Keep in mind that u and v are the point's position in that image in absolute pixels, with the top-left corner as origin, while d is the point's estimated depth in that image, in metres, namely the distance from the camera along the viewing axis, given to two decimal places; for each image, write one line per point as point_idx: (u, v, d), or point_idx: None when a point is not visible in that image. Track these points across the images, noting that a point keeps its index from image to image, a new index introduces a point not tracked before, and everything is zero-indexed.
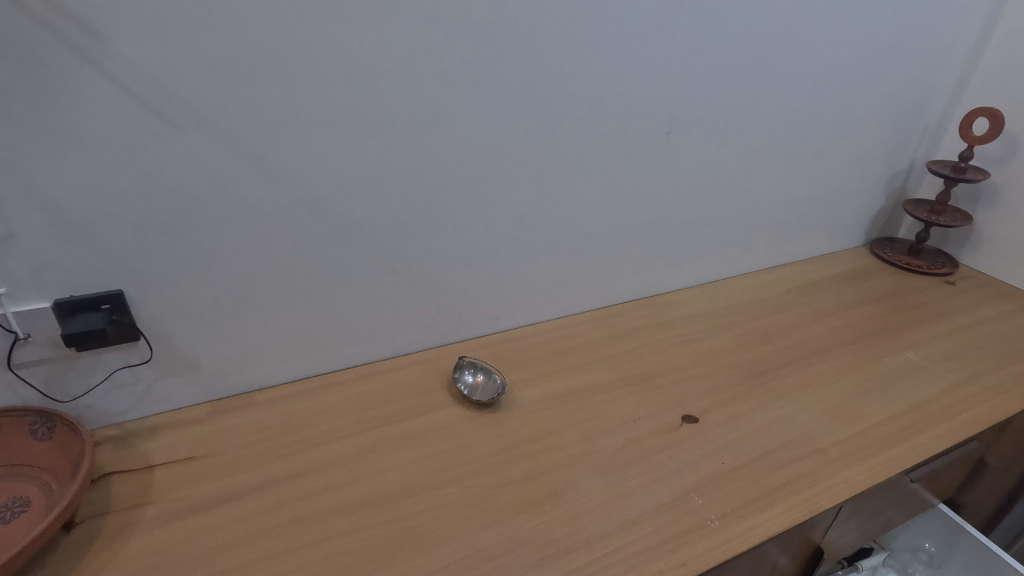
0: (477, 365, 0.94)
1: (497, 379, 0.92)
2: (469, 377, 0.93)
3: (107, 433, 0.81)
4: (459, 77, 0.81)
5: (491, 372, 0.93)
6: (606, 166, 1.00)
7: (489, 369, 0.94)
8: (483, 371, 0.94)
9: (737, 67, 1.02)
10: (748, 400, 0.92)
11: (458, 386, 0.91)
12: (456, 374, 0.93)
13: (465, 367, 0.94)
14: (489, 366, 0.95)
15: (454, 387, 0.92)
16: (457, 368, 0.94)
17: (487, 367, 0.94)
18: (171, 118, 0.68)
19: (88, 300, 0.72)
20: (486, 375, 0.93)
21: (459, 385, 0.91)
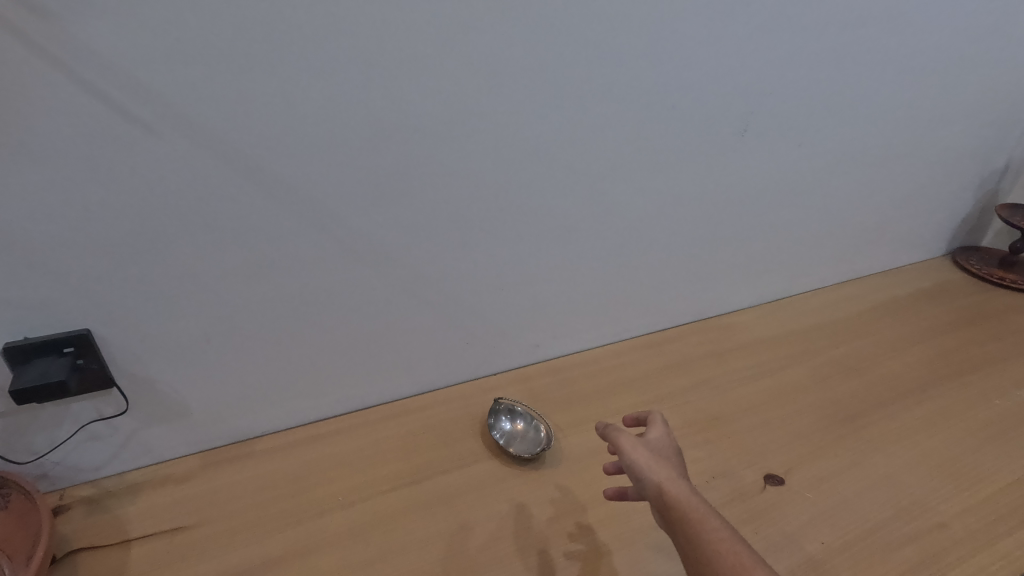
0: (515, 410, 0.81)
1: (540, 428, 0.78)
2: (506, 424, 0.79)
3: (78, 495, 0.68)
4: (502, 65, 0.65)
5: (534, 420, 0.79)
6: (667, 171, 0.84)
7: (530, 416, 0.80)
8: (522, 419, 0.80)
9: (824, 52, 0.86)
10: (841, 454, 0.77)
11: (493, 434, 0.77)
12: (491, 421, 0.79)
13: (501, 411, 0.80)
14: (530, 411, 0.81)
15: (487, 437, 0.78)
16: (491, 414, 0.80)
17: (528, 414, 0.80)
18: (143, 118, 0.53)
19: (47, 343, 0.59)
20: (526, 423, 0.79)
21: (495, 435, 0.77)
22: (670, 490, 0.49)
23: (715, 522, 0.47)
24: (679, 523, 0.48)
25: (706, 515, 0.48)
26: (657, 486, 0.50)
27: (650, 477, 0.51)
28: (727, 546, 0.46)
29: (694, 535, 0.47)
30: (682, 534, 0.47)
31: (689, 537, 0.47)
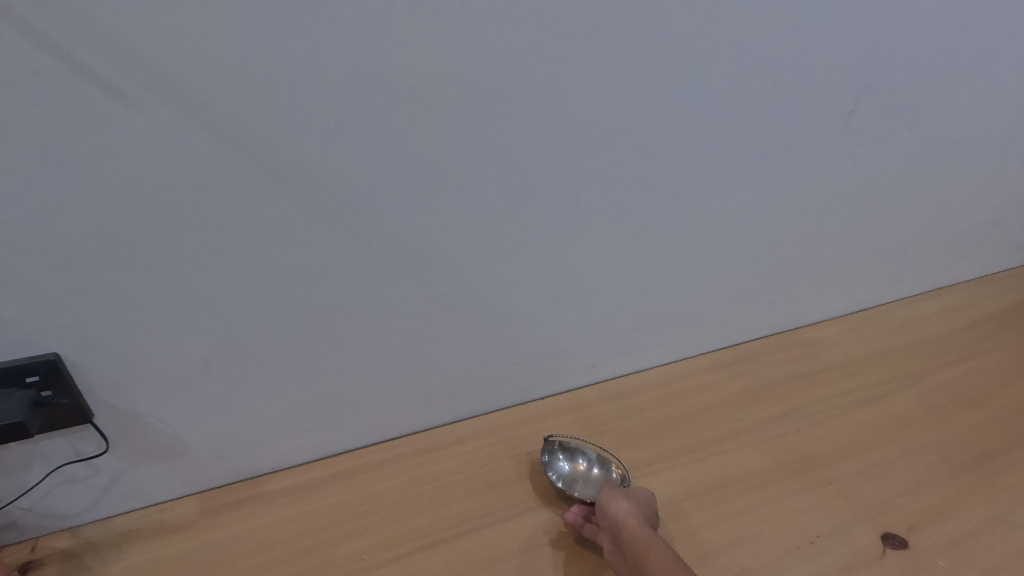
0: (573, 447, 0.68)
1: (609, 468, 0.65)
2: (564, 464, 0.66)
3: (54, 544, 0.57)
4: (582, 22, 0.50)
5: (598, 458, 0.66)
6: (760, 163, 0.69)
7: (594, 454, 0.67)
8: (584, 459, 0.66)
9: (969, 15, 0.69)
10: (974, 511, 0.63)
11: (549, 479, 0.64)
12: (546, 460, 0.67)
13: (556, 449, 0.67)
14: (593, 447, 0.68)
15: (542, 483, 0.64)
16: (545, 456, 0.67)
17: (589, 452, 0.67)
18: (113, 84, 0.39)
19: (5, 372, 0.47)
20: (591, 462, 0.66)
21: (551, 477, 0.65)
22: (630, 522, 0.54)
23: (659, 547, 0.51)
24: (632, 549, 0.51)
25: (658, 544, 0.51)
26: (621, 517, 0.55)
27: (616, 508, 0.56)
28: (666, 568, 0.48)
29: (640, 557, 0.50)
30: (634, 554, 0.51)
31: (637, 558, 0.50)
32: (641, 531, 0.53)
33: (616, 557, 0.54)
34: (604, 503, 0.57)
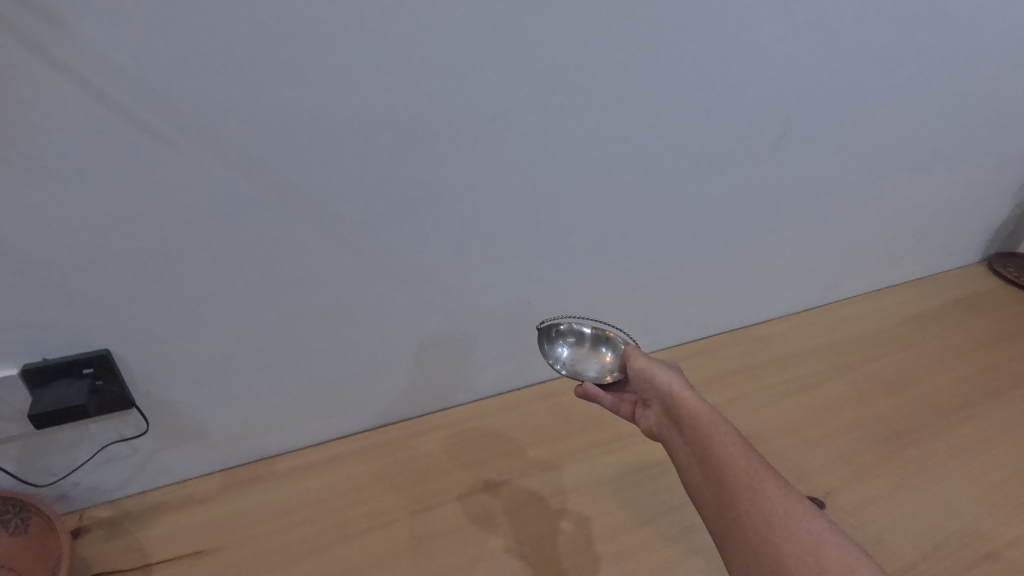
0: (574, 331, 0.70)
1: (612, 345, 0.67)
2: (563, 351, 0.70)
3: (97, 514, 0.66)
4: (537, 73, 0.61)
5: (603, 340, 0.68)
6: (702, 183, 0.80)
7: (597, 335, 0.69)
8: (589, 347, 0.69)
9: (872, 55, 0.81)
10: (883, 480, 0.74)
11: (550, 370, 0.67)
12: (545, 351, 0.71)
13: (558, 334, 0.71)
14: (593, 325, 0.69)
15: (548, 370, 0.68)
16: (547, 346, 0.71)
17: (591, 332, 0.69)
18: (162, 133, 0.51)
19: (66, 365, 0.57)
20: (590, 344, 0.69)
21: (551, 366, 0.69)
22: (686, 398, 0.54)
23: (727, 429, 0.51)
24: (693, 423, 0.52)
25: (725, 423, 0.52)
26: (674, 389, 0.55)
27: (664, 379, 0.56)
28: (737, 453, 0.49)
29: (706, 436, 0.51)
30: (696, 429, 0.52)
31: (699, 434, 0.51)
32: (705, 410, 0.53)
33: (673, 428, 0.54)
34: (648, 376, 0.57)
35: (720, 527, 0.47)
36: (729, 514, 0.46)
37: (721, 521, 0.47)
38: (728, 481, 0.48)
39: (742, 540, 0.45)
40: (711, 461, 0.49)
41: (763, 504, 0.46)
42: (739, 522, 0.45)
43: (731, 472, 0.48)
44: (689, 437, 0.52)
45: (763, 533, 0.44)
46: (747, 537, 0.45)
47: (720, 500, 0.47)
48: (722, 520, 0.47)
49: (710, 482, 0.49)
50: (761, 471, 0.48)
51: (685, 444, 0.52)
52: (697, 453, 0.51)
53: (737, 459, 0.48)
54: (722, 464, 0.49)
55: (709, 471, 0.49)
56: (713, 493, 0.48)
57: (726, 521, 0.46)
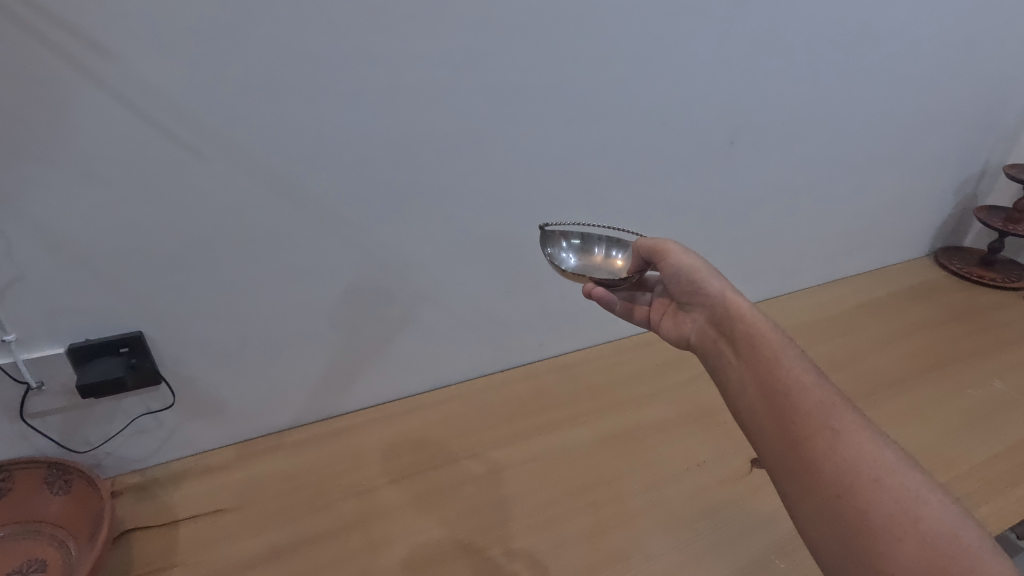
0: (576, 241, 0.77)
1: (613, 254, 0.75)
2: (569, 257, 0.76)
3: (127, 482, 0.75)
4: (503, 90, 0.73)
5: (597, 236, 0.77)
6: (658, 184, 0.92)
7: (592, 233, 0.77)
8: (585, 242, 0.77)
9: (803, 72, 0.93)
10: None
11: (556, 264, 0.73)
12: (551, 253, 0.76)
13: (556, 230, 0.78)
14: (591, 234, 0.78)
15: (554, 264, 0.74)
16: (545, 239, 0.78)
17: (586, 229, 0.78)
18: (191, 144, 0.61)
19: (105, 344, 0.66)
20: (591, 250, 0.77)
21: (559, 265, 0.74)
22: (737, 306, 0.58)
23: (790, 357, 0.53)
24: (748, 335, 0.55)
25: (788, 351, 0.53)
26: (727, 296, 0.59)
27: (716, 287, 0.60)
28: (808, 386, 0.50)
29: (770, 364, 0.52)
30: (759, 357, 0.53)
31: (761, 360, 0.53)
32: (767, 333, 0.55)
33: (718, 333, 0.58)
34: (696, 283, 0.61)
35: (790, 459, 0.47)
36: (804, 447, 0.47)
37: (791, 454, 0.47)
38: (802, 413, 0.48)
39: (818, 473, 0.45)
40: (779, 392, 0.50)
41: (842, 439, 0.46)
42: (798, 437, 0.47)
43: (808, 403, 0.49)
44: (746, 354, 0.54)
45: (847, 471, 0.45)
46: (827, 473, 0.45)
47: (791, 432, 0.48)
48: (793, 454, 0.47)
49: (778, 415, 0.49)
50: (836, 404, 0.49)
51: (735, 355, 0.55)
52: (755, 370, 0.53)
53: (803, 383, 0.50)
54: (786, 382, 0.51)
55: (759, 387, 0.52)
56: (781, 426, 0.49)
57: (802, 455, 0.47)
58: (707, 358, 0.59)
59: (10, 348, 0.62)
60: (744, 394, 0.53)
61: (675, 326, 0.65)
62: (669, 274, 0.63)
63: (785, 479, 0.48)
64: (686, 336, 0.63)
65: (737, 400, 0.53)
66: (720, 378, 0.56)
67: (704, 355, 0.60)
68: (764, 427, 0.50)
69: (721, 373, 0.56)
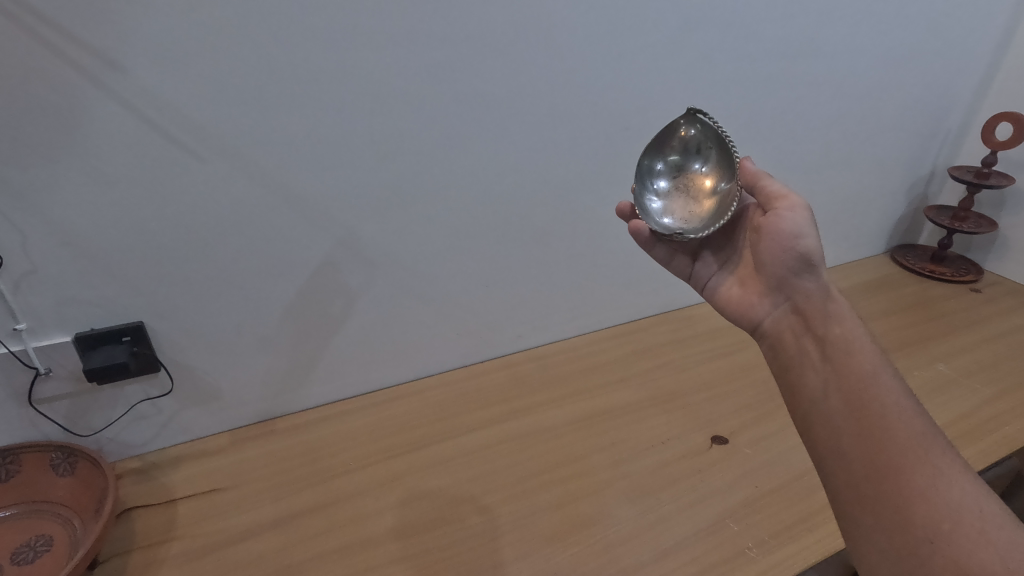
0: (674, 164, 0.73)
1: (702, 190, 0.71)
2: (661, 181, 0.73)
3: (128, 466, 0.80)
4: (479, 98, 0.80)
5: (701, 153, 0.72)
6: (624, 185, 0.99)
7: (705, 146, 0.71)
8: (688, 159, 0.72)
9: (755, 82, 1.01)
10: (779, 419, 0.90)
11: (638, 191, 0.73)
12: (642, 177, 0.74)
13: (666, 138, 0.74)
14: (696, 157, 0.72)
15: (635, 187, 0.74)
16: (650, 148, 0.74)
17: (702, 140, 0.72)
18: (191, 147, 0.67)
19: (109, 333, 0.71)
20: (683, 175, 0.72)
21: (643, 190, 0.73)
22: (828, 306, 0.60)
23: (888, 378, 0.54)
24: (838, 344, 0.57)
25: (885, 374, 0.54)
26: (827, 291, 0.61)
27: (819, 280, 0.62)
28: (907, 414, 0.51)
29: (865, 382, 0.53)
30: (854, 373, 0.54)
31: (851, 375, 0.54)
32: (864, 350, 0.56)
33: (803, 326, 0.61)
34: (805, 262, 0.62)
35: (877, 487, 0.48)
36: (898, 478, 0.48)
37: (881, 483, 0.48)
38: (899, 442, 0.49)
39: (912, 507, 0.46)
40: (875, 413, 0.51)
41: (941, 478, 0.47)
42: (888, 459, 0.49)
43: (906, 432, 0.50)
44: (835, 364, 0.56)
45: (946, 513, 0.46)
46: (923, 510, 0.46)
47: (883, 455, 0.49)
48: (881, 481, 0.48)
49: (873, 442, 0.50)
50: (933, 437, 0.50)
51: (817, 361, 0.57)
52: (842, 383, 0.54)
53: (896, 408, 0.51)
54: (880, 402, 0.52)
55: (844, 401, 0.53)
56: (871, 451, 0.50)
57: (894, 485, 0.48)
58: (785, 353, 0.61)
59: (21, 336, 0.68)
60: (827, 406, 0.54)
61: (743, 305, 0.68)
62: (768, 257, 0.64)
63: (866, 507, 0.49)
64: (760, 320, 0.66)
65: (818, 411, 0.55)
66: (798, 383, 0.58)
67: (779, 346, 0.62)
68: (845, 440, 0.52)
69: (800, 377, 0.58)
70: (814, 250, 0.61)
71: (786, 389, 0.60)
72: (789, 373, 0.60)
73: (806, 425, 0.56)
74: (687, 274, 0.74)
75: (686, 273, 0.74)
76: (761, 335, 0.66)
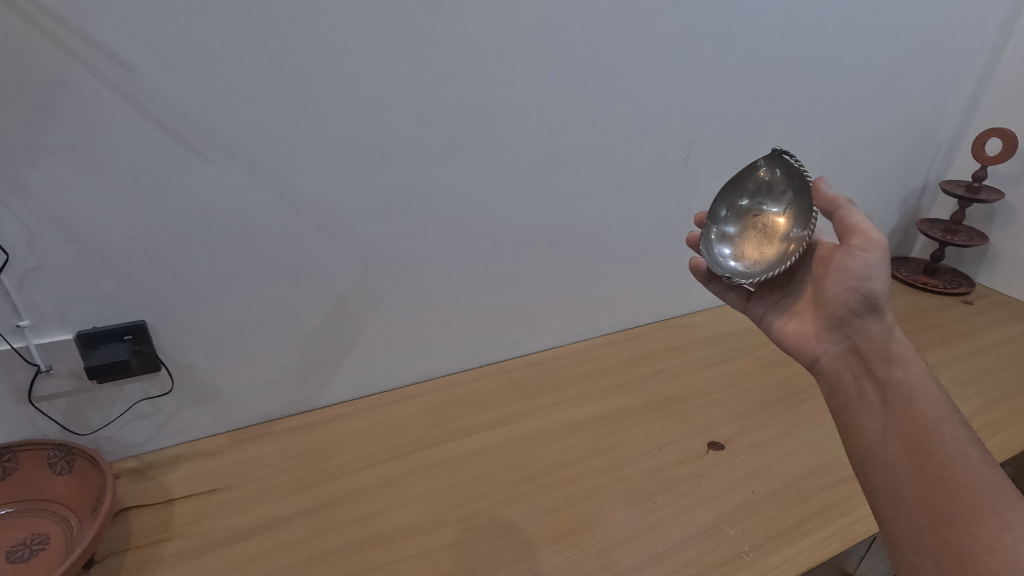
0: (749, 207, 0.77)
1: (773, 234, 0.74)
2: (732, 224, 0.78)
3: (125, 465, 0.80)
4: (481, 106, 0.81)
5: (775, 195, 0.75)
6: (623, 193, 1.01)
7: (779, 188, 0.75)
8: (761, 199, 0.76)
9: (751, 94, 1.03)
10: (774, 426, 0.91)
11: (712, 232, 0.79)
12: (715, 217, 0.80)
13: (742, 180, 0.79)
14: (770, 202, 0.76)
15: (704, 227, 0.80)
16: (726, 191, 0.80)
17: (777, 183, 0.75)
18: (200, 149, 0.68)
19: (111, 331, 0.72)
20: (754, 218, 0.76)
21: (714, 231, 0.79)
22: (889, 347, 0.61)
23: (953, 427, 0.54)
24: (895, 387, 0.58)
25: (948, 422, 0.55)
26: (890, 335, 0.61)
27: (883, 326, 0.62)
28: (972, 465, 0.51)
29: (927, 429, 0.54)
30: (916, 420, 0.55)
31: (913, 421, 0.55)
32: (926, 396, 0.57)
33: (861, 370, 0.61)
34: (871, 303, 0.62)
35: (940, 536, 0.49)
36: (963, 529, 0.49)
37: (944, 533, 0.49)
38: (963, 493, 0.50)
39: (978, 558, 0.47)
40: (937, 462, 0.52)
41: (1009, 532, 0.48)
42: (953, 511, 0.49)
43: (971, 484, 0.50)
44: (895, 410, 0.56)
45: (1015, 566, 0.45)
46: (989, 562, 0.46)
47: (947, 506, 0.50)
48: (944, 532, 0.49)
49: (935, 491, 0.51)
50: (1000, 492, 0.50)
51: (875, 404, 0.58)
52: (903, 429, 0.55)
53: (959, 458, 0.52)
54: (945, 453, 0.52)
55: (905, 450, 0.54)
56: (934, 501, 0.51)
57: (957, 536, 0.48)
58: (842, 393, 0.61)
59: (23, 332, 0.68)
60: (887, 450, 0.55)
61: (802, 342, 0.68)
62: (829, 295, 0.65)
63: (927, 556, 0.49)
64: (815, 357, 0.66)
65: (877, 456, 0.55)
66: (855, 425, 0.58)
67: (835, 386, 0.62)
68: (907, 488, 0.52)
69: (856, 422, 0.58)
70: (879, 292, 0.62)
71: (842, 430, 0.60)
72: (845, 413, 0.60)
73: (863, 468, 0.56)
74: (741, 307, 0.76)
75: (740, 307, 0.76)
76: (817, 372, 0.66)
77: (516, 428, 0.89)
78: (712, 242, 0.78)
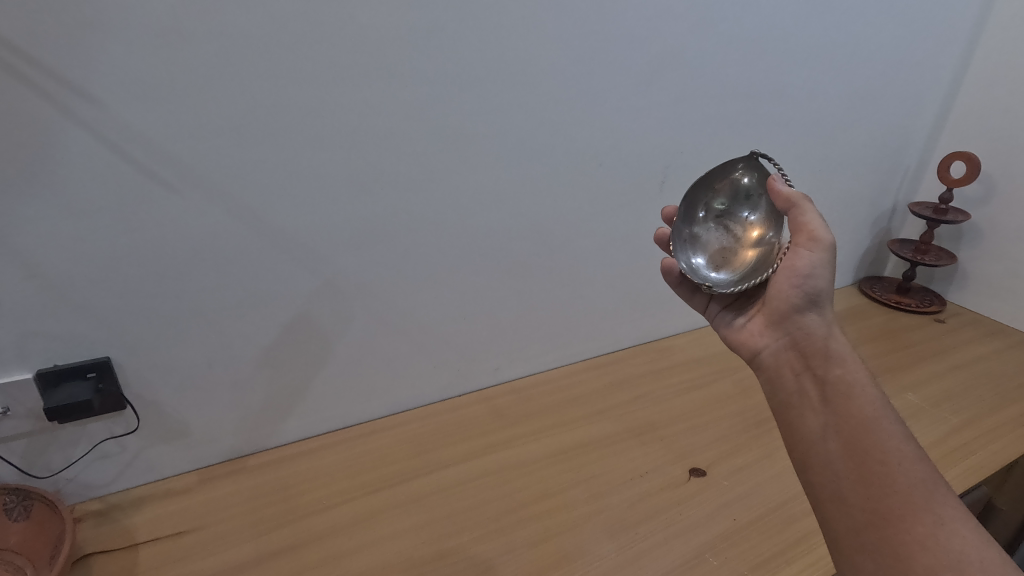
0: (726, 210, 0.76)
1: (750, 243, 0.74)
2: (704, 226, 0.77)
3: (87, 508, 0.76)
4: (457, 134, 0.82)
5: (750, 201, 0.75)
6: (601, 218, 1.02)
7: (756, 195, 0.75)
8: (737, 204, 0.76)
9: (723, 120, 1.05)
10: (755, 450, 0.91)
11: (685, 230, 0.77)
12: (687, 215, 0.78)
13: (717, 178, 0.77)
14: (746, 207, 0.75)
15: (676, 224, 0.78)
16: (699, 188, 0.78)
17: (752, 188, 0.75)
18: (168, 181, 0.67)
19: (73, 369, 0.69)
20: (731, 223, 0.76)
21: (686, 229, 0.77)
22: (828, 344, 0.61)
23: (888, 423, 0.55)
24: (834, 384, 0.58)
25: (885, 419, 0.55)
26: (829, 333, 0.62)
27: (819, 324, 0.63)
28: (909, 461, 0.52)
29: (865, 426, 0.54)
30: (854, 418, 0.55)
31: (852, 418, 0.55)
32: (865, 394, 0.57)
33: (798, 365, 0.62)
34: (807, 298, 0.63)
35: (878, 534, 0.49)
36: (899, 527, 0.49)
37: (881, 531, 0.49)
38: (899, 491, 0.50)
39: (913, 556, 0.47)
40: (874, 460, 0.52)
41: (943, 527, 0.48)
42: (888, 508, 0.50)
43: (907, 480, 0.50)
44: (832, 406, 0.57)
45: (948, 561, 0.46)
46: (921, 557, 0.47)
47: (883, 505, 0.50)
48: (883, 530, 0.49)
49: (871, 487, 0.51)
50: (936, 489, 0.50)
51: (814, 401, 0.59)
52: (840, 426, 0.55)
53: (892, 455, 0.52)
54: (881, 449, 0.53)
55: (843, 449, 0.54)
56: (872, 499, 0.51)
57: (895, 535, 0.48)
58: (783, 390, 0.62)
59: None
60: (827, 449, 0.55)
61: (748, 337, 0.69)
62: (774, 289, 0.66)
63: (867, 554, 0.50)
64: (757, 351, 0.68)
65: (817, 455, 0.56)
66: (797, 425, 0.59)
67: (776, 380, 0.63)
68: (844, 487, 0.52)
69: (796, 420, 0.59)
70: (821, 289, 0.63)
71: (783, 428, 0.60)
72: (788, 412, 0.60)
73: (804, 468, 0.56)
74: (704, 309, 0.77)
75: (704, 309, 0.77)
76: (759, 366, 0.67)
77: (492, 454, 0.88)
78: (684, 242, 0.77)
